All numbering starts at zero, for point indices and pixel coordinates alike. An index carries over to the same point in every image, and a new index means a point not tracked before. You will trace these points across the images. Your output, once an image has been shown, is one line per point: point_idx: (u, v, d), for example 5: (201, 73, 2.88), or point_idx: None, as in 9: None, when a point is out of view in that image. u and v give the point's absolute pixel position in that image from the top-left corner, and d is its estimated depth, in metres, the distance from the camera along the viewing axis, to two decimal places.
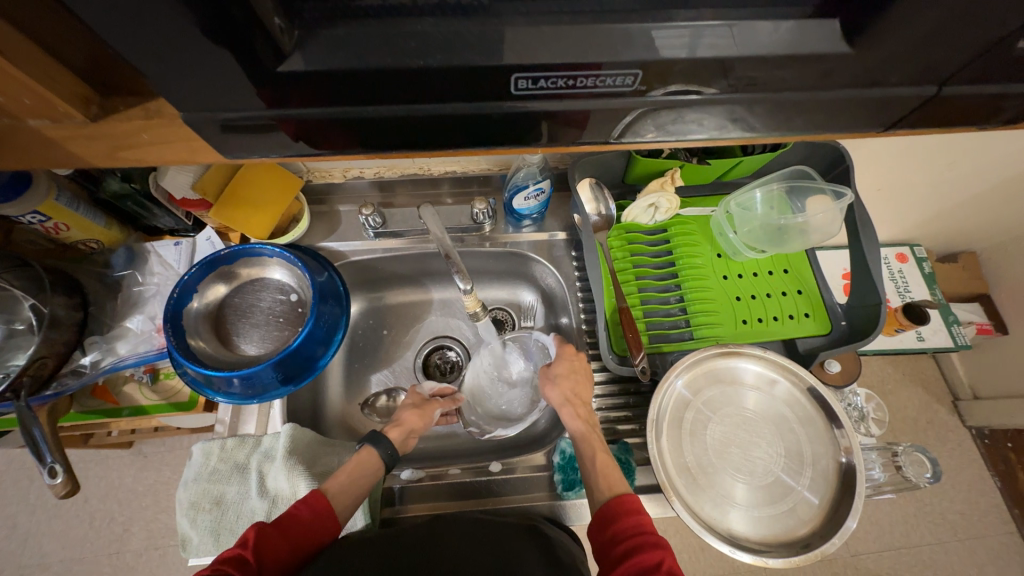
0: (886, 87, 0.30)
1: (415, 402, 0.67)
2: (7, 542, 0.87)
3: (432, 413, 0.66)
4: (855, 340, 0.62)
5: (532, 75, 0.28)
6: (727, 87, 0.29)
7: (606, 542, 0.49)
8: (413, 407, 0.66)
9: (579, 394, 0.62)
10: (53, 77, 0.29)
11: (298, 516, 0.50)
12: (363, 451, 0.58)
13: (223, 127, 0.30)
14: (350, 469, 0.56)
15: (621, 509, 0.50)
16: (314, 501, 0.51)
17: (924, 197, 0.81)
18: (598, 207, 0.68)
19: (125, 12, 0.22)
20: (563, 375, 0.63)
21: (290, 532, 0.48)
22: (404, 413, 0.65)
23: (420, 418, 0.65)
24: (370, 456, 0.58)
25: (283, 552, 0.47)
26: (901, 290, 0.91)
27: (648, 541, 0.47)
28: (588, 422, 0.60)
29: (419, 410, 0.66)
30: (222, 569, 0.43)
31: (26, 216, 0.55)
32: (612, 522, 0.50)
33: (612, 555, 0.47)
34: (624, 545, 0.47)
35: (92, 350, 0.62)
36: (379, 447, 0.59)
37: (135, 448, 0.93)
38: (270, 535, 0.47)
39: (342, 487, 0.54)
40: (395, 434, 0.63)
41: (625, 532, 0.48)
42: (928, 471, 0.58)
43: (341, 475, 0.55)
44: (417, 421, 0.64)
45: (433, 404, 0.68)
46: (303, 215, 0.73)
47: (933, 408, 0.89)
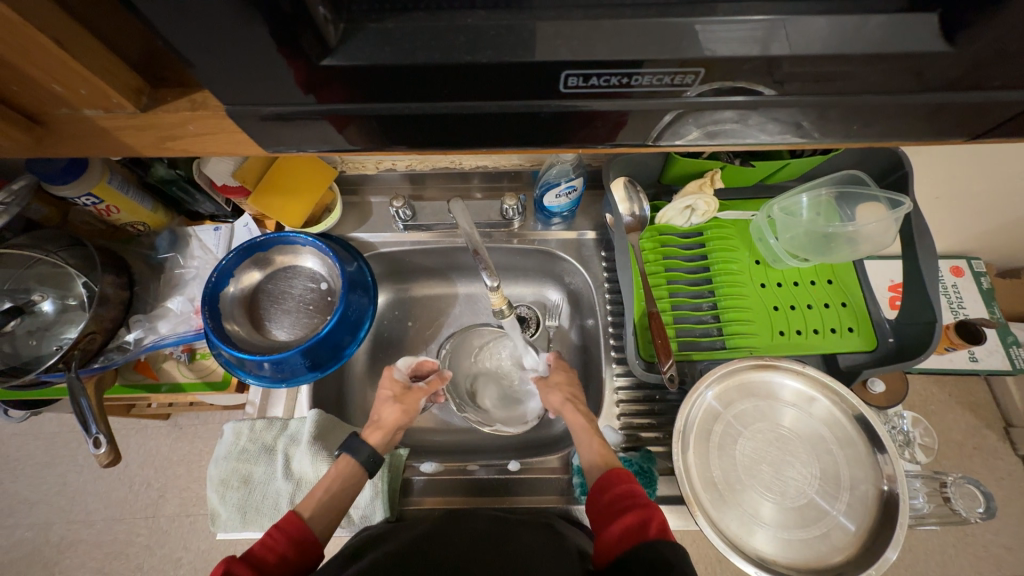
0: (980, 90, 0.27)
1: (397, 394, 0.65)
2: (56, 499, 0.94)
3: (415, 405, 0.64)
4: (904, 359, 0.58)
5: (585, 71, 0.27)
6: (795, 88, 0.27)
7: (599, 501, 0.50)
8: (394, 401, 0.63)
9: (578, 395, 0.63)
10: (109, 69, 0.30)
11: (270, 552, 0.48)
12: (340, 462, 0.56)
13: (270, 118, 0.30)
14: (330, 483, 0.55)
15: (614, 475, 0.51)
16: (286, 532, 0.50)
17: (991, 208, 0.75)
18: (632, 207, 0.66)
19: (186, 5, 0.23)
20: (561, 382, 0.65)
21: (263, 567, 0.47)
22: (385, 410, 0.62)
23: (403, 413, 0.62)
24: (348, 467, 0.56)
25: None
26: (954, 306, 0.85)
27: (641, 500, 0.48)
28: (588, 416, 0.60)
29: (402, 406, 0.63)
30: None
31: (81, 197, 0.57)
32: (607, 485, 0.50)
33: (606, 515, 0.48)
34: (617, 507, 0.48)
35: (136, 328, 0.65)
36: (358, 455, 0.56)
37: (172, 420, 0.97)
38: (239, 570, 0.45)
39: (319, 509, 0.53)
40: (375, 437, 0.60)
41: (619, 495, 0.49)
42: (981, 505, 0.54)
43: (319, 493, 0.54)
44: (401, 417, 0.62)
45: (415, 394, 0.65)
46: (335, 205, 0.74)
47: (982, 433, 0.82)
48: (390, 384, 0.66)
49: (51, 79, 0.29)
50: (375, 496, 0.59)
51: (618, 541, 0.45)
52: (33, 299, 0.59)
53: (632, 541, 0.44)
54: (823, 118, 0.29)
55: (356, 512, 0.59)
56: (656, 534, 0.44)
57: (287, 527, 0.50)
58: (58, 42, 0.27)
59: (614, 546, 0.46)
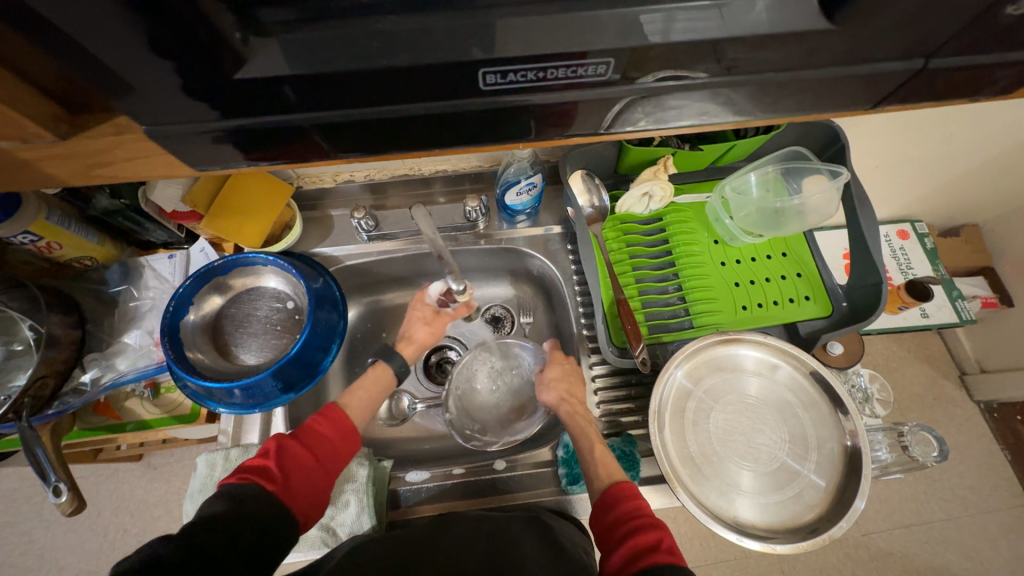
0: (871, 62, 0.29)
1: (427, 316, 0.71)
2: (24, 558, 0.88)
3: (441, 329, 0.71)
4: (857, 321, 0.62)
5: (501, 69, 0.27)
6: (707, 71, 0.29)
7: (606, 528, 0.49)
8: (425, 323, 0.70)
9: (575, 394, 0.63)
10: (22, 97, 0.28)
11: (321, 433, 0.53)
12: (378, 368, 0.64)
13: (196, 138, 0.30)
14: (368, 384, 0.63)
15: (619, 496, 0.50)
16: (333, 417, 0.55)
17: (922, 172, 0.80)
18: (591, 199, 0.67)
19: (80, 26, 0.22)
20: (557, 377, 0.65)
21: (312, 442, 0.52)
22: (417, 330, 0.70)
23: (431, 334, 0.70)
24: (384, 374, 0.64)
25: (309, 458, 0.50)
26: (903, 267, 0.90)
27: (648, 522, 0.46)
28: (586, 420, 0.60)
29: (432, 329, 0.70)
30: (248, 476, 0.46)
31: (18, 236, 0.54)
32: (612, 507, 0.49)
33: (614, 540, 0.47)
34: (623, 530, 0.47)
35: (91, 367, 0.62)
36: (392, 363, 0.65)
37: (145, 460, 0.93)
38: (292, 448, 0.50)
39: (358, 405, 0.60)
40: (409, 351, 0.69)
41: (626, 517, 0.48)
42: (935, 449, 0.58)
43: (359, 393, 0.61)
44: (428, 338, 0.70)
45: (444, 320, 0.72)
46: (295, 222, 0.72)
47: (939, 384, 0.88)
48: (421, 305, 0.71)
49: None
50: (361, 510, 0.57)
51: (625, 564, 0.44)
52: None
53: (639, 563, 0.42)
54: (738, 97, 0.31)
55: (343, 529, 0.57)
56: (664, 554, 0.43)
57: (333, 414, 0.55)
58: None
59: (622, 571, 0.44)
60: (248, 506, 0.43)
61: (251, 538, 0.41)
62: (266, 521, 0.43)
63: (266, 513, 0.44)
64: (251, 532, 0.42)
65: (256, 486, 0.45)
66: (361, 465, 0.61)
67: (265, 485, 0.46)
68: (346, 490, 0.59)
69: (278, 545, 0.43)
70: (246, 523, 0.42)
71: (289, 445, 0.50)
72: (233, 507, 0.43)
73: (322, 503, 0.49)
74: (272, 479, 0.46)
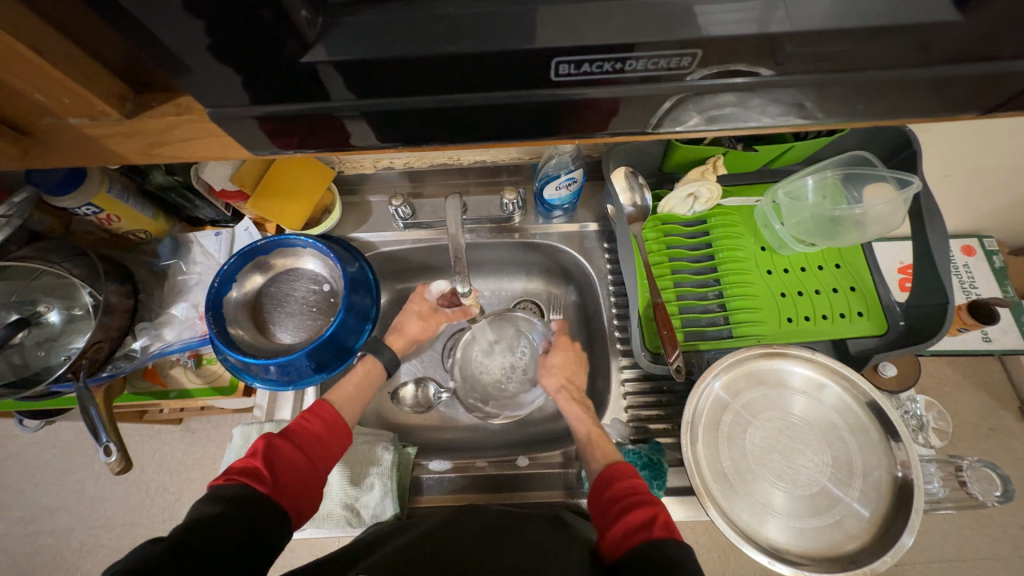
0: (991, 61, 0.26)
1: (423, 311, 0.73)
2: (77, 504, 0.95)
3: (434, 326, 0.73)
4: (916, 343, 0.57)
5: (576, 59, 0.26)
6: (795, 66, 0.27)
7: (602, 503, 0.49)
8: (419, 317, 0.72)
9: (574, 381, 0.65)
10: (89, 75, 0.30)
11: (309, 430, 0.55)
12: (367, 361, 0.67)
13: (253, 119, 0.30)
14: (358, 379, 0.65)
15: (615, 475, 0.50)
16: (320, 415, 0.56)
17: (1003, 185, 0.73)
18: (633, 198, 0.64)
19: (153, 5, 0.22)
20: (558, 365, 0.66)
21: (301, 441, 0.53)
22: (410, 323, 0.71)
23: (423, 329, 0.72)
24: (373, 367, 0.67)
25: (298, 457, 0.51)
26: (966, 287, 0.83)
27: (643, 498, 0.47)
28: (582, 405, 0.62)
29: (424, 323, 0.72)
30: (238, 478, 0.47)
31: (82, 208, 0.58)
32: (607, 485, 0.50)
33: (610, 516, 0.47)
34: (619, 507, 0.47)
35: (142, 335, 0.65)
36: (381, 356, 0.67)
37: (185, 424, 0.98)
38: (280, 446, 0.51)
39: (348, 400, 0.62)
40: (398, 343, 0.70)
41: (622, 494, 0.48)
42: (998, 489, 0.53)
43: (348, 390, 0.63)
44: (419, 333, 0.72)
45: (438, 317, 0.73)
46: (335, 207, 0.73)
47: (998, 415, 0.81)
48: (420, 300, 0.73)
49: (32, 89, 0.29)
50: (385, 494, 0.59)
51: (621, 540, 0.44)
52: (39, 310, 0.59)
53: (635, 539, 0.43)
54: (825, 97, 0.28)
55: (366, 511, 0.59)
56: (659, 530, 0.43)
57: (321, 412, 0.57)
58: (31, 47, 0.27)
59: (619, 546, 0.44)
60: (238, 506, 0.45)
61: (245, 536, 0.43)
62: (259, 518, 0.45)
63: (259, 512, 0.45)
64: (235, 530, 0.43)
65: (246, 486, 0.47)
66: (386, 449, 0.62)
67: (254, 484, 0.47)
68: (371, 473, 0.60)
69: (272, 540, 0.45)
70: (239, 522, 0.43)
71: (278, 446, 0.51)
72: (223, 508, 0.44)
73: (312, 499, 0.51)
74: (261, 479, 0.48)
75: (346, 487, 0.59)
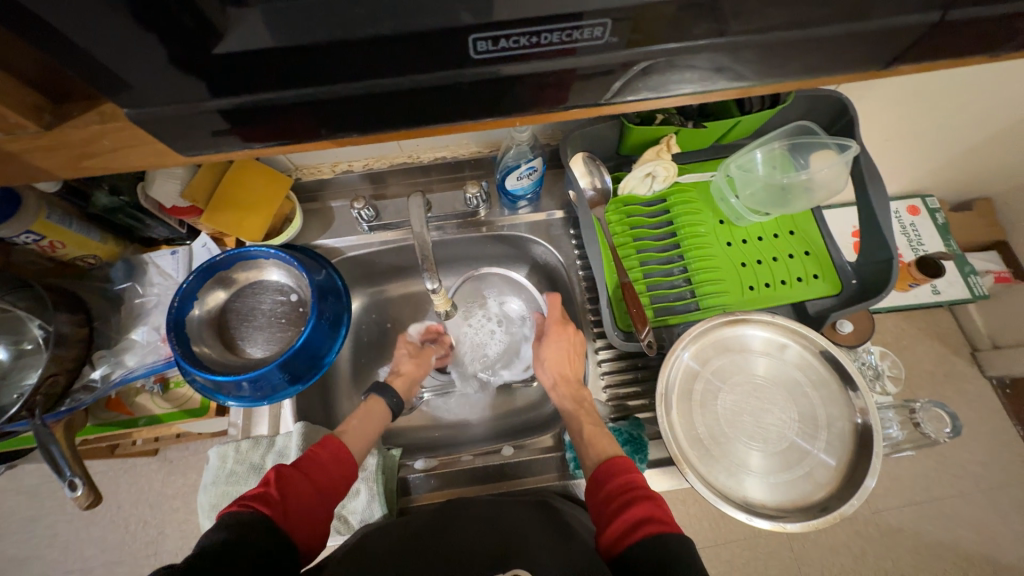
0: (886, 16, 0.28)
1: (411, 351, 0.73)
2: (50, 550, 0.91)
3: (427, 360, 0.73)
4: (867, 298, 0.61)
5: (491, 35, 0.26)
6: (706, 32, 0.28)
7: (599, 501, 0.49)
8: (410, 357, 0.72)
9: (567, 375, 0.63)
10: (1, 87, 0.29)
11: (315, 460, 0.53)
12: (371, 401, 0.63)
13: (179, 121, 0.29)
14: (361, 415, 0.62)
15: (611, 471, 0.50)
16: (330, 445, 0.55)
17: (935, 144, 0.77)
18: (593, 181, 0.66)
19: (50, 5, 0.22)
20: (551, 357, 0.64)
21: (310, 472, 0.51)
22: (402, 364, 0.71)
23: (418, 366, 0.71)
24: (376, 406, 0.63)
25: (306, 488, 0.50)
26: (913, 244, 0.88)
27: (641, 494, 0.47)
28: (576, 401, 0.61)
29: (415, 360, 0.72)
30: (247, 503, 0.46)
31: (20, 236, 0.55)
32: (604, 482, 0.50)
33: (608, 511, 0.47)
34: (617, 502, 0.47)
35: (102, 364, 0.63)
36: (385, 397, 0.64)
37: (161, 455, 0.94)
38: (289, 474, 0.50)
39: (353, 434, 0.59)
40: (398, 384, 0.68)
41: (619, 491, 0.48)
42: (948, 425, 0.57)
43: (351, 422, 0.60)
44: (416, 369, 0.70)
45: (428, 352, 0.74)
46: (295, 214, 0.72)
47: (950, 361, 0.86)
48: (403, 345, 0.73)
49: None
50: (372, 498, 0.58)
51: (620, 537, 0.44)
52: None
53: (636, 534, 0.43)
54: (740, 59, 0.30)
55: (355, 517, 0.58)
56: (658, 525, 0.43)
57: (330, 442, 0.55)
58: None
59: (619, 541, 0.44)
60: (245, 533, 0.43)
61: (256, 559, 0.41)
62: (264, 541, 0.43)
63: (265, 538, 0.44)
64: (247, 550, 0.41)
65: (255, 511, 0.45)
66: (371, 454, 0.61)
67: (262, 509, 0.45)
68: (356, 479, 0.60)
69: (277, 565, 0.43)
70: (248, 545, 0.42)
71: (287, 476, 0.49)
72: (234, 529, 0.43)
73: (319, 529, 0.49)
74: (270, 504, 0.46)
75: None
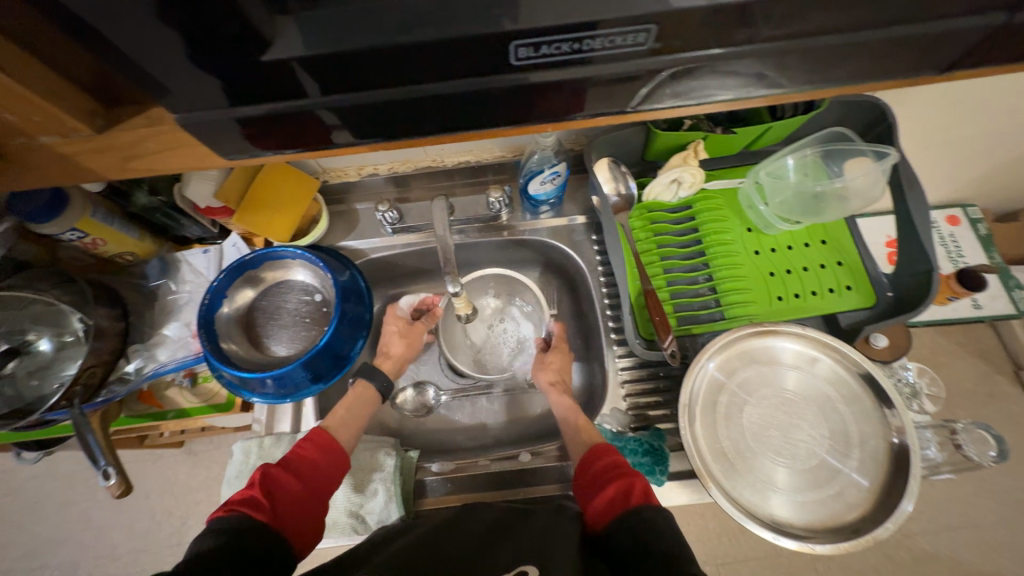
0: (942, 20, 0.27)
1: (401, 329, 0.72)
2: (82, 535, 0.94)
3: (416, 338, 0.72)
4: (904, 312, 0.58)
5: (532, 41, 0.26)
6: (749, 37, 0.27)
7: (585, 479, 0.52)
8: (399, 335, 0.71)
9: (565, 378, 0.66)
10: (59, 92, 0.30)
11: (304, 457, 0.54)
12: (357, 387, 0.64)
13: (222, 126, 0.30)
14: (350, 403, 0.63)
15: (599, 453, 0.53)
16: (316, 440, 0.55)
17: (980, 152, 0.74)
18: (617, 188, 0.65)
19: (111, 15, 0.23)
20: (553, 361, 0.67)
21: (298, 470, 0.52)
22: (392, 343, 0.70)
23: (407, 345, 0.71)
24: (365, 391, 0.64)
25: (295, 485, 0.51)
26: (953, 256, 0.84)
27: (624, 471, 0.50)
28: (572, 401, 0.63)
29: (406, 340, 0.71)
30: (236, 508, 0.46)
31: (66, 233, 0.57)
32: (591, 462, 0.53)
33: (594, 488, 0.51)
34: (602, 480, 0.50)
35: (135, 358, 0.65)
36: (374, 381, 0.65)
37: (187, 447, 0.97)
38: (277, 475, 0.50)
39: (341, 424, 0.60)
40: (387, 365, 0.68)
41: (605, 470, 0.51)
42: (994, 449, 0.55)
43: (338, 414, 0.61)
44: (406, 349, 0.70)
45: (418, 329, 0.72)
46: (322, 216, 0.73)
47: (993, 380, 0.82)
48: (393, 320, 0.72)
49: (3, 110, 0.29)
50: (389, 498, 0.59)
51: (605, 512, 0.48)
52: (29, 339, 0.59)
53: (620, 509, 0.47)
54: (784, 66, 0.29)
55: (372, 517, 0.59)
56: (639, 499, 0.47)
57: (317, 437, 0.56)
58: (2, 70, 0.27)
59: (604, 515, 0.48)
60: (238, 538, 0.44)
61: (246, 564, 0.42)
62: (262, 546, 0.44)
63: (260, 541, 0.44)
64: (240, 558, 0.42)
65: (247, 516, 0.46)
66: (389, 455, 0.62)
67: (254, 514, 0.46)
68: (373, 479, 0.60)
69: (272, 563, 0.44)
70: (241, 556, 0.42)
71: (274, 476, 0.50)
72: (224, 538, 0.43)
73: (314, 524, 0.50)
74: (260, 508, 0.47)
75: (350, 495, 0.59)
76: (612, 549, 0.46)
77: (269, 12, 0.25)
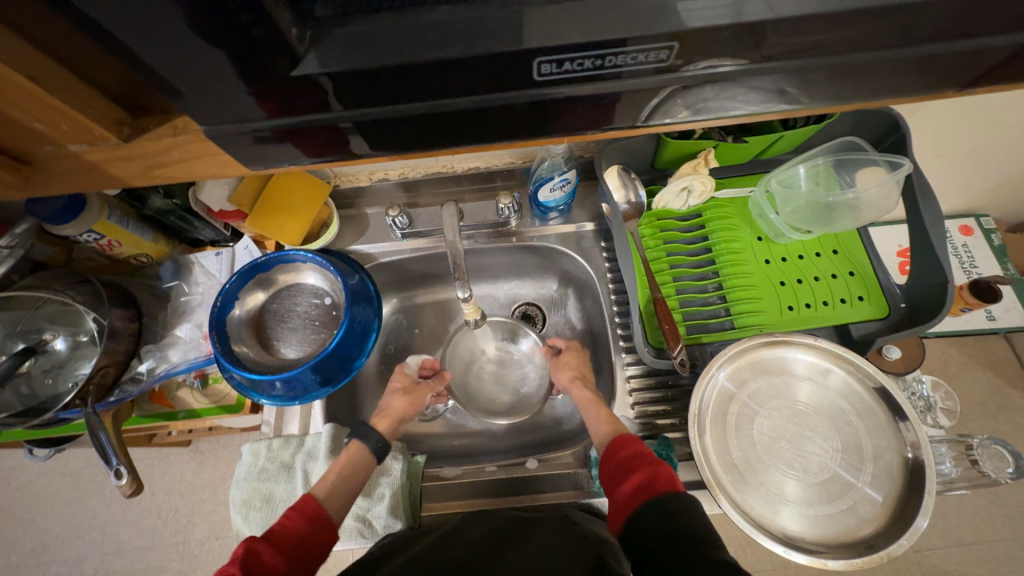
0: (967, 38, 0.27)
1: (405, 386, 0.69)
2: (89, 531, 0.95)
3: (421, 399, 0.67)
4: (917, 324, 0.57)
5: (558, 57, 0.27)
6: (772, 54, 0.27)
7: (609, 467, 0.52)
8: (403, 393, 0.67)
9: (583, 373, 0.67)
10: (85, 100, 0.31)
11: (289, 531, 0.50)
12: (351, 447, 0.59)
13: (243, 137, 0.31)
14: (342, 466, 0.57)
15: (623, 442, 0.53)
16: (303, 512, 0.52)
17: (995, 163, 0.73)
18: (627, 195, 0.65)
19: (147, 33, 0.23)
20: (571, 360, 0.68)
21: (282, 546, 0.49)
22: (393, 401, 0.66)
23: (410, 405, 0.66)
24: (358, 453, 0.58)
25: (279, 565, 0.47)
26: (966, 266, 0.83)
27: (651, 460, 0.50)
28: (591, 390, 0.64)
29: (409, 398, 0.67)
30: None
31: (83, 234, 0.59)
32: (616, 450, 0.53)
33: (620, 476, 0.50)
34: (628, 467, 0.50)
35: (147, 358, 0.66)
36: (368, 442, 0.59)
37: (193, 446, 0.98)
38: (259, 550, 0.48)
39: (332, 489, 0.55)
40: (384, 425, 0.64)
41: (631, 459, 0.51)
42: (1011, 466, 0.53)
43: (331, 475, 0.57)
44: (406, 408, 0.66)
45: (423, 389, 0.69)
46: (333, 220, 0.74)
47: (1008, 393, 0.80)
48: (400, 376, 0.70)
49: (33, 117, 0.31)
50: (395, 504, 0.59)
51: (631, 499, 0.47)
52: (45, 338, 0.60)
53: (647, 495, 0.47)
54: (806, 82, 0.29)
55: (378, 522, 0.58)
56: (664, 487, 0.47)
57: (304, 508, 0.52)
58: (33, 79, 0.28)
59: (629, 502, 0.47)
60: None
61: None
62: None
63: None
64: None
65: None
66: (395, 459, 0.62)
67: None
68: (380, 484, 0.60)
69: None
70: None
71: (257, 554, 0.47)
72: None
73: None
74: None
75: (357, 499, 0.60)
76: (634, 535, 0.45)
77: (299, 28, 0.25)
